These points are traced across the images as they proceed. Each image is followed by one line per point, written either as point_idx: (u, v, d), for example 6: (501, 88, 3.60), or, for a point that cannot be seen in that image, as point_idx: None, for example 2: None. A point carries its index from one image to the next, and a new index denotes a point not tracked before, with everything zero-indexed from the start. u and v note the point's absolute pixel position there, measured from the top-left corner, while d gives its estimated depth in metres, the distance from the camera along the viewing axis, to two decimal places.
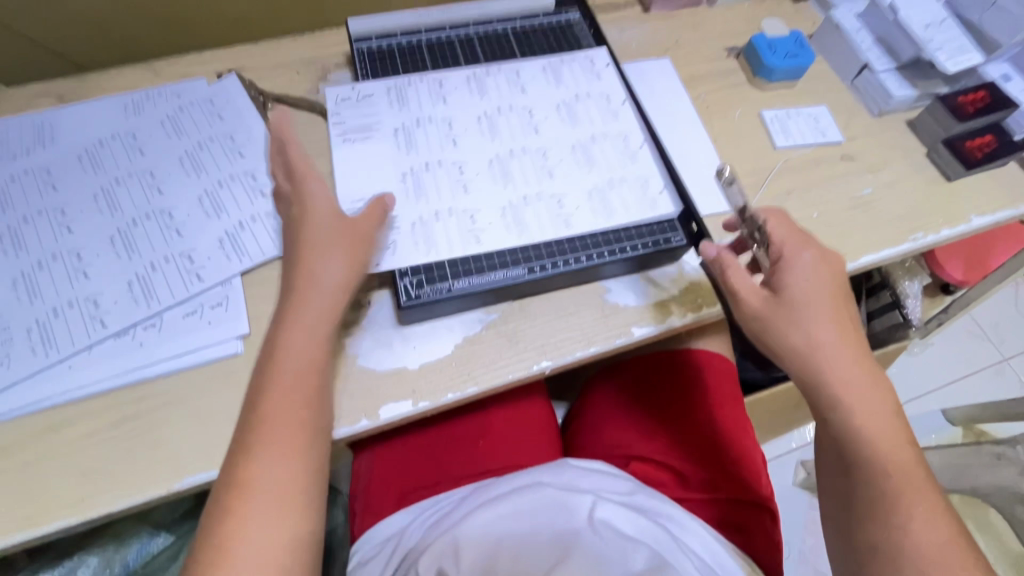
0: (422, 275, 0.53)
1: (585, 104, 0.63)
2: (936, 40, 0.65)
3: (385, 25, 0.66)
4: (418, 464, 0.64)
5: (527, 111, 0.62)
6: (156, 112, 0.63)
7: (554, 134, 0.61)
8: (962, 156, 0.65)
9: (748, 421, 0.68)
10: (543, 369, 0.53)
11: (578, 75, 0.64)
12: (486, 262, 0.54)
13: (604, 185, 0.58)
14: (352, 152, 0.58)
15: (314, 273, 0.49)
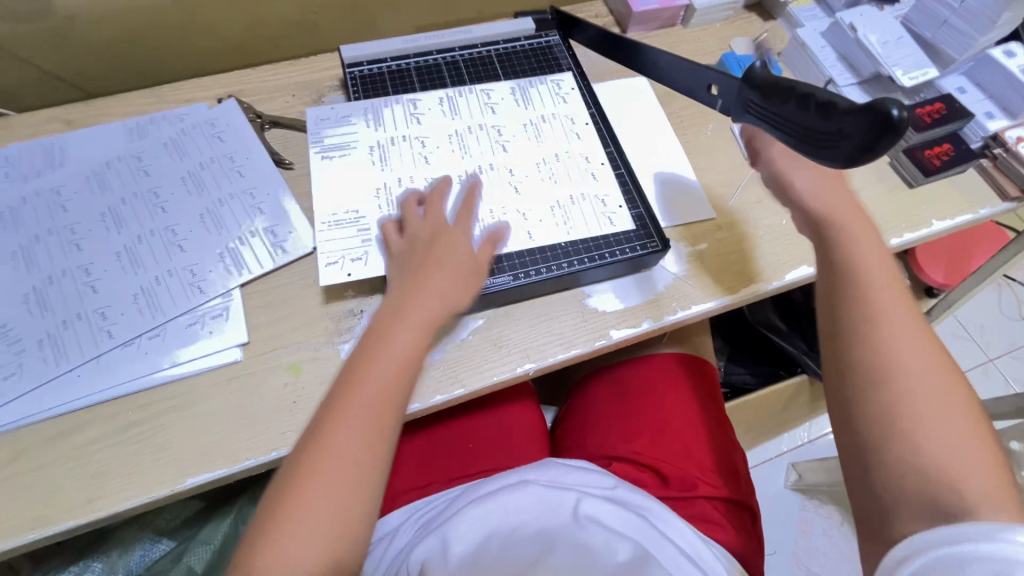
0: None
1: (550, 124, 0.67)
2: (893, 56, 0.70)
3: (375, 52, 0.70)
4: (412, 466, 0.67)
5: (502, 130, 0.66)
6: (160, 135, 0.67)
7: (520, 152, 0.65)
8: (920, 165, 0.68)
9: (728, 424, 0.70)
10: (527, 371, 0.56)
11: (544, 97, 0.69)
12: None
13: (577, 199, 0.62)
14: (330, 169, 0.62)
15: (430, 285, 0.53)
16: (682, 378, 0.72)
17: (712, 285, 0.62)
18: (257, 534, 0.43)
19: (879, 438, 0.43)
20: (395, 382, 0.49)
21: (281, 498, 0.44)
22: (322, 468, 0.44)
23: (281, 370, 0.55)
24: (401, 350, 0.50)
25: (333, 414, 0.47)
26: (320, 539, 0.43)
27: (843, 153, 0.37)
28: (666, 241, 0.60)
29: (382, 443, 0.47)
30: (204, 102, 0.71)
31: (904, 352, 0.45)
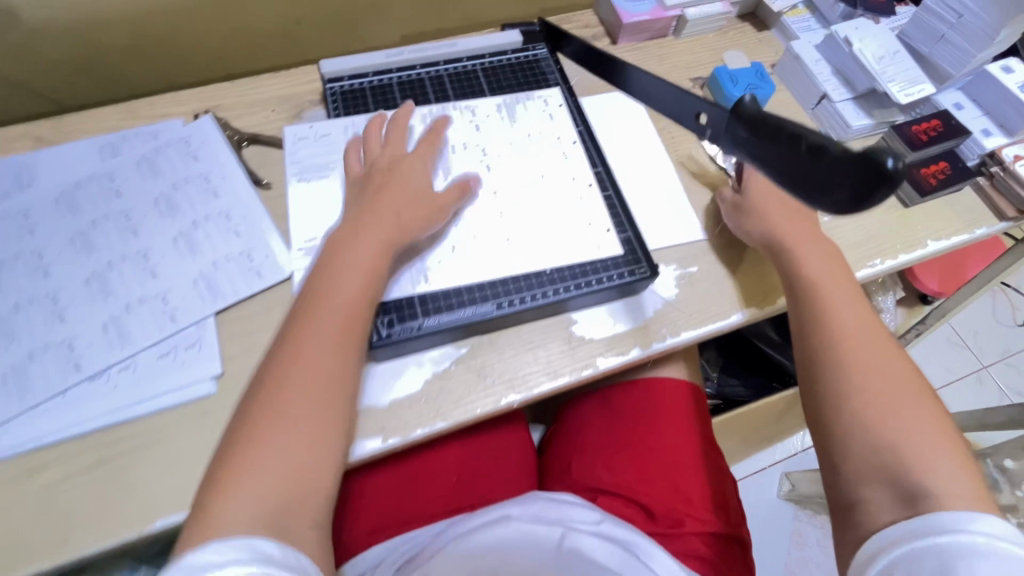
0: (393, 314, 0.54)
1: (538, 143, 0.65)
2: (888, 72, 0.68)
3: (356, 66, 0.68)
4: (397, 500, 0.65)
5: (484, 151, 0.64)
6: (133, 154, 0.65)
7: (508, 172, 0.63)
8: (916, 183, 0.67)
9: (716, 453, 0.70)
10: (510, 403, 0.55)
11: (532, 115, 0.67)
12: (455, 299, 0.56)
13: (562, 224, 0.60)
14: (305, 189, 0.63)
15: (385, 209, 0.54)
16: (671, 407, 0.70)
17: (702, 311, 0.61)
18: (224, 457, 0.44)
19: (839, 427, 0.52)
20: (354, 310, 0.50)
21: (244, 421, 0.45)
22: (285, 384, 0.46)
23: None
24: (359, 274, 0.51)
25: (293, 335, 0.48)
26: (285, 448, 0.44)
27: (839, 197, 0.37)
28: (654, 266, 0.59)
29: (334, 366, 0.47)
30: (179, 117, 0.68)
31: (857, 354, 0.54)
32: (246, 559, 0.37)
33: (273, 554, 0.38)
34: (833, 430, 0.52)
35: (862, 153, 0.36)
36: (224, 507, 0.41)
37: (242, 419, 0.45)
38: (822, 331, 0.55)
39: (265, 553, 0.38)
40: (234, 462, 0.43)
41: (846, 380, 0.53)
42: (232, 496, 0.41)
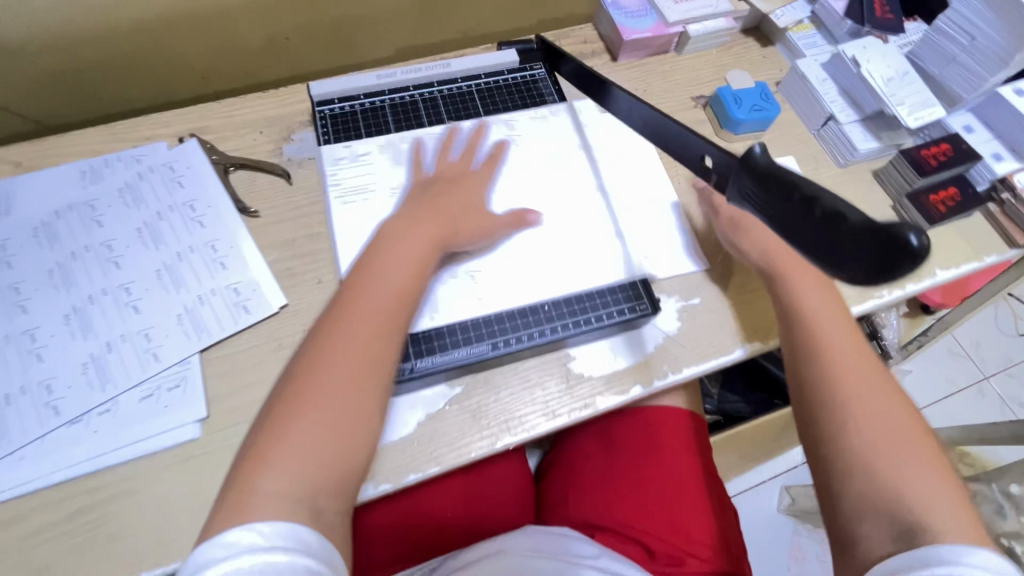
0: (423, 343, 0.54)
1: (577, 164, 0.66)
2: (897, 95, 0.65)
3: (347, 87, 0.68)
4: (430, 526, 0.64)
5: (530, 164, 0.66)
6: (115, 180, 0.62)
7: (548, 195, 0.64)
8: (925, 211, 0.66)
9: (718, 482, 0.69)
10: (506, 446, 0.53)
11: (563, 134, 0.68)
12: (450, 339, 0.54)
13: (570, 253, 0.61)
14: (348, 212, 0.62)
15: (444, 208, 0.56)
16: (671, 437, 0.68)
17: (705, 346, 0.59)
18: (257, 437, 0.45)
19: (836, 459, 0.49)
20: (393, 299, 0.50)
21: (277, 402, 0.46)
22: (321, 369, 0.46)
23: None
24: (399, 265, 0.52)
25: (332, 321, 0.49)
26: (315, 434, 0.44)
27: (845, 274, 0.31)
28: (655, 303, 0.58)
29: (380, 352, 0.48)
30: (163, 140, 0.66)
31: (857, 383, 0.51)
32: (286, 546, 0.39)
33: (311, 543, 0.41)
34: (830, 460, 0.49)
35: (880, 226, 0.29)
36: (252, 489, 0.42)
37: (275, 402, 0.46)
38: (820, 356, 0.52)
39: (304, 541, 0.40)
40: (265, 442, 0.44)
41: (845, 410, 0.50)
42: (258, 480, 0.42)
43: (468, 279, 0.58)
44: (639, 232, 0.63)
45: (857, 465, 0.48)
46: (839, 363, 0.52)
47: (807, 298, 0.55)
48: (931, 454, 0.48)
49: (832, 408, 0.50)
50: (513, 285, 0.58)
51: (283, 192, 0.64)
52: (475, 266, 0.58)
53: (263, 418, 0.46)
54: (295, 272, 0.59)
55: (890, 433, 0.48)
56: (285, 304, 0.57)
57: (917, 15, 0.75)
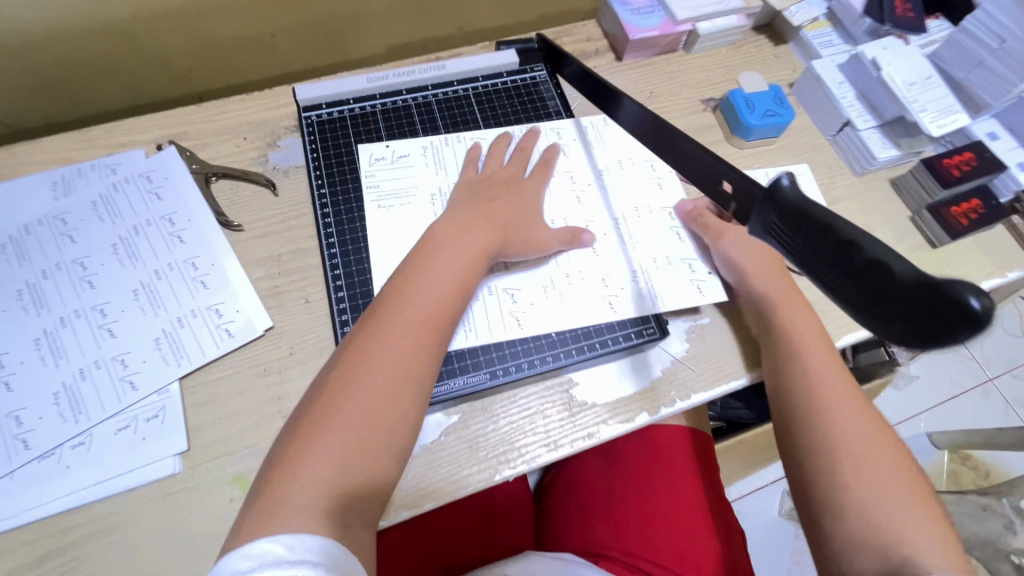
0: (460, 362, 0.53)
1: (615, 175, 0.65)
2: (920, 100, 0.62)
3: (335, 92, 0.65)
4: (450, 546, 0.64)
5: (577, 178, 0.64)
6: (89, 191, 0.58)
7: (592, 206, 0.62)
8: (946, 224, 0.62)
9: (726, 505, 0.67)
10: (506, 478, 0.50)
11: (596, 144, 0.66)
12: (446, 369, 0.52)
13: (584, 274, 0.58)
14: (386, 218, 0.59)
15: (492, 214, 0.56)
16: (675, 457, 0.67)
17: (714, 370, 0.56)
18: (288, 443, 0.43)
19: (824, 500, 0.47)
20: (439, 307, 0.49)
21: (313, 404, 0.44)
22: (360, 374, 0.45)
23: (224, 484, 0.48)
24: (446, 272, 0.51)
25: (372, 324, 0.48)
26: (353, 438, 0.43)
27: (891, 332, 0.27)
28: (663, 327, 0.56)
29: (424, 358, 0.47)
30: (140, 147, 0.62)
31: (843, 422, 0.49)
32: (308, 560, 0.37)
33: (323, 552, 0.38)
34: (819, 500, 0.48)
35: (935, 284, 0.25)
36: (283, 497, 0.40)
37: (307, 408, 0.45)
38: (802, 396, 0.51)
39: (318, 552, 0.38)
40: (298, 446, 0.42)
41: (831, 450, 0.48)
42: (289, 487, 0.40)
43: (510, 295, 0.56)
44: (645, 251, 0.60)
45: (849, 506, 0.46)
46: (822, 400, 0.50)
47: (792, 325, 0.55)
48: (917, 492, 0.47)
49: (816, 445, 0.49)
50: (563, 301, 0.56)
51: (268, 204, 0.60)
52: (516, 282, 0.56)
53: (294, 422, 0.44)
54: (281, 292, 0.56)
55: (876, 470, 0.47)
56: (271, 326, 0.54)
57: (940, 13, 0.71)
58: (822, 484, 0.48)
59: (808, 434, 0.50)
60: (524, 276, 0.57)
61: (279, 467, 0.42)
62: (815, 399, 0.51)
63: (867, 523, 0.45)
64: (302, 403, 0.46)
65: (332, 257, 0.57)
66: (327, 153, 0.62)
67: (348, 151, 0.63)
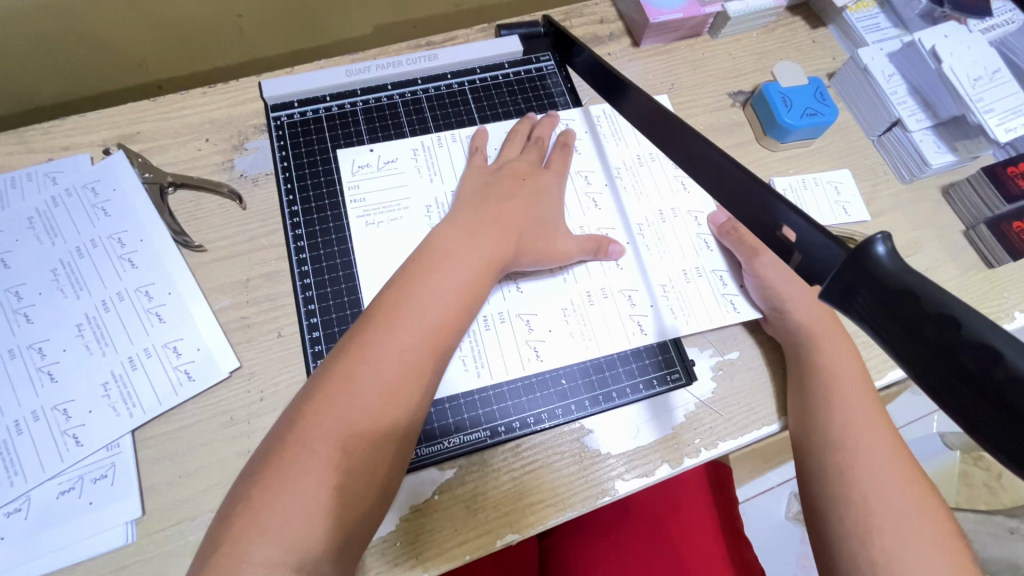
0: (464, 405, 0.46)
1: (638, 174, 0.57)
2: (986, 98, 0.53)
3: (309, 87, 0.56)
4: None
5: (591, 180, 0.56)
6: (24, 205, 0.50)
7: (612, 214, 0.54)
8: (1007, 244, 0.54)
9: (750, 557, 0.60)
10: (509, 542, 0.44)
11: (613, 140, 0.58)
12: (438, 427, 0.46)
13: (601, 299, 0.51)
14: (375, 237, 0.52)
15: (502, 222, 0.48)
16: (692, 499, 0.62)
17: (746, 412, 0.49)
18: (252, 485, 0.36)
19: (850, 561, 0.40)
20: (438, 327, 0.43)
21: (286, 438, 0.38)
22: (344, 406, 0.38)
23: (184, 555, 0.42)
24: (446, 287, 0.44)
25: (358, 347, 0.41)
26: (334, 483, 0.36)
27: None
28: (689, 370, 0.50)
29: (419, 389, 0.41)
30: (85, 152, 0.54)
31: (877, 474, 0.42)
32: None
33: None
34: (843, 559, 0.40)
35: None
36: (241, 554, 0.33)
37: (276, 443, 0.38)
38: (832, 441, 0.44)
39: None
40: (266, 491, 0.36)
41: (865, 504, 0.41)
42: (254, 541, 0.34)
43: (524, 322, 0.49)
44: (668, 270, 0.53)
45: (881, 568, 0.38)
46: (854, 447, 0.43)
47: (832, 363, 0.47)
48: (963, 562, 0.39)
49: (845, 497, 0.42)
50: (579, 328, 0.50)
51: (233, 219, 0.52)
52: (528, 307, 0.50)
53: (257, 463, 0.38)
54: (250, 324, 0.48)
55: (918, 532, 0.39)
56: (237, 367, 0.47)
57: None
58: (850, 541, 0.40)
59: (836, 485, 0.42)
60: (534, 293, 0.50)
61: (238, 516, 0.35)
62: (848, 446, 0.43)
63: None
64: (268, 439, 0.39)
65: (307, 285, 0.50)
66: (300, 162, 0.54)
67: (324, 159, 0.54)
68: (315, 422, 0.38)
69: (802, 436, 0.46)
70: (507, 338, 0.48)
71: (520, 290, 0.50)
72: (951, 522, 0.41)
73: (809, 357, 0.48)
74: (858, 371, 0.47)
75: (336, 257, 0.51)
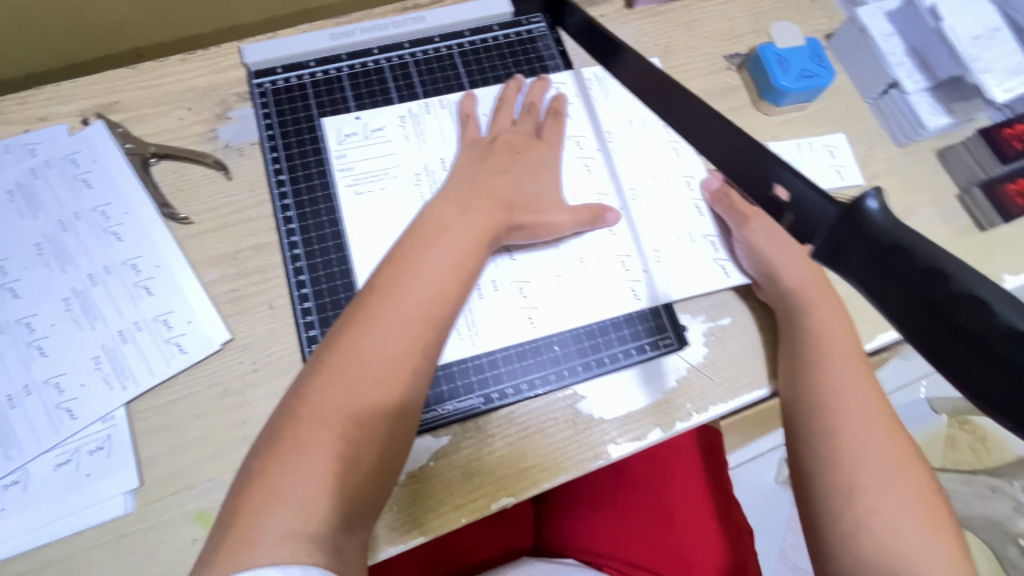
0: (457, 373, 0.47)
1: (631, 137, 0.56)
2: (984, 58, 0.52)
3: (292, 53, 0.55)
4: (443, 553, 0.59)
5: (583, 145, 0.55)
6: (4, 177, 0.49)
7: (605, 179, 0.54)
8: (1000, 205, 0.55)
9: (737, 513, 0.63)
10: (504, 506, 0.45)
11: (605, 103, 0.56)
12: (432, 394, 0.46)
13: (594, 266, 0.51)
14: (363, 206, 0.51)
15: (495, 191, 0.48)
16: (684, 461, 0.63)
17: (736, 375, 0.50)
18: (257, 457, 0.37)
19: (833, 518, 0.41)
20: (438, 299, 0.42)
21: (296, 412, 0.38)
22: (350, 379, 0.39)
23: (184, 522, 0.42)
24: (442, 259, 0.44)
25: (356, 320, 0.41)
26: (332, 449, 0.37)
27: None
28: (679, 335, 0.50)
29: (416, 360, 0.41)
30: (62, 122, 0.52)
31: (863, 434, 0.43)
32: None
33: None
34: (826, 516, 0.41)
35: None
36: (260, 526, 0.34)
37: (284, 417, 0.38)
38: (821, 403, 0.44)
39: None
40: (276, 464, 0.36)
41: (850, 461, 0.42)
42: (257, 506, 0.35)
43: (517, 290, 0.49)
44: (660, 234, 0.53)
45: (863, 524, 0.40)
46: (842, 407, 0.44)
47: (822, 326, 0.47)
48: (939, 518, 0.40)
49: (831, 455, 0.42)
50: (572, 293, 0.50)
51: (218, 190, 0.51)
52: (521, 274, 0.50)
53: (267, 435, 0.38)
54: (240, 297, 0.48)
55: (897, 486, 0.41)
56: (229, 339, 0.47)
57: None
58: (834, 499, 0.41)
59: (823, 444, 0.43)
60: (527, 262, 0.50)
61: (243, 483, 0.36)
62: (836, 407, 0.44)
63: (881, 544, 0.39)
64: (276, 412, 0.39)
65: (295, 256, 0.49)
66: (285, 130, 0.53)
67: (309, 127, 0.53)
68: (315, 394, 0.38)
69: (790, 397, 0.46)
70: (500, 306, 0.48)
71: (513, 258, 0.50)
72: (931, 480, 0.42)
73: (802, 320, 0.48)
74: (849, 335, 0.47)
75: (326, 227, 0.50)
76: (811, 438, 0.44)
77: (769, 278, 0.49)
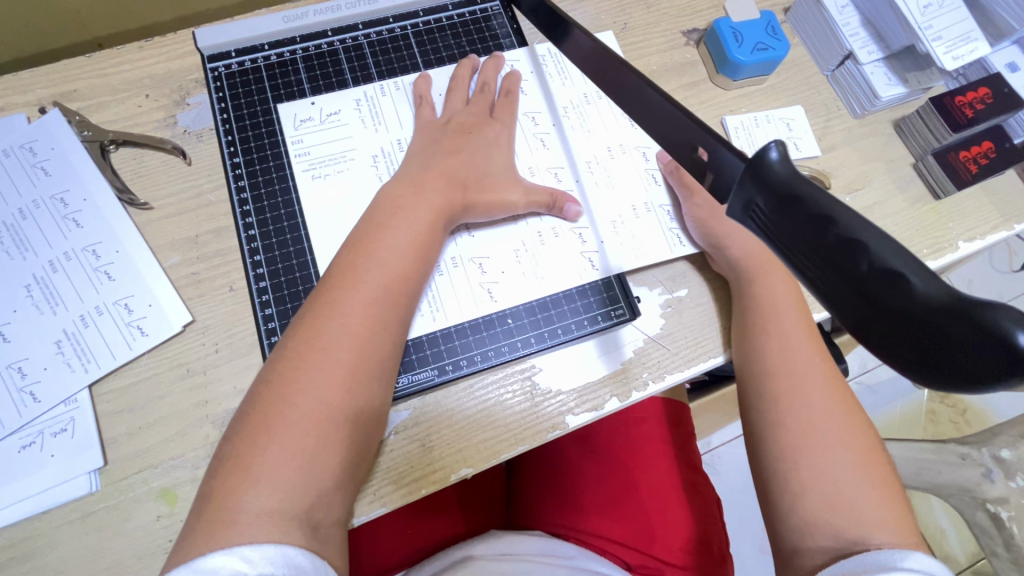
0: (415, 349, 0.47)
1: (586, 112, 0.56)
2: (936, 25, 0.53)
3: (246, 38, 0.55)
4: (420, 528, 0.60)
5: (538, 120, 0.55)
6: None
7: (560, 153, 0.54)
8: (953, 172, 0.55)
9: (703, 482, 0.64)
10: (463, 476, 0.46)
11: (559, 78, 0.57)
12: None
13: (551, 242, 0.51)
14: (321, 188, 0.51)
15: (452, 170, 0.48)
16: (652, 434, 0.64)
17: (692, 347, 0.50)
18: (226, 439, 0.38)
19: (781, 479, 0.42)
20: (399, 277, 0.43)
21: (259, 393, 0.38)
22: (317, 361, 0.39)
23: (150, 499, 0.43)
24: (400, 238, 0.44)
25: (319, 303, 0.41)
26: (295, 427, 0.37)
27: (900, 360, 0.21)
28: (633, 306, 0.50)
29: (376, 338, 0.41)
30: (20, 112, 0.52)
31: (810, 398, 0.44)
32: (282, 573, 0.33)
33: (304, 569, 0.34)
34: (777, 478, 0.42)
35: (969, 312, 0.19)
36: (233, 506, 0.34)
37: (252, 400, 0.38)
38: (771, 370, 0.45)
39: (296, 567, 0.34)
40: (241, 443, 0.37)
41: (800, 424, 0.43)
42: (221, 483, 0.35)
43: (475, 265, 0.50)
44: (616, 206, 0.53)
45: (810, 484, 0.41)
46: (791, 373, 0.45)
47: (772, 294, 0.48)
48: (884, 474, 0.42)
49: (781, 420, 0.43)
50: (531, 266, 0.51)
51: (177, 175, 0.51)
52: (478, 250, 0.50)
53: (238, 417, 0.38)
54: (201, 280, 0.49)
55: (843, 445, 0.42)
56: (190, 321, 0.47)
57: None
58: (783, 462, 0.42)
59: (774, 410, 0.44)
60: (485, 239, 0.51)
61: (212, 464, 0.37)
62: (786, 373, 0.45)
63: (827, 503, 0.40)
64: (246, 396, 0.40)
65: (251, 240, 0.50)
66: (240, 114, 0.53)
67: (264, 111, 0.53)
68: (281, 375, 0.39)
69: (743, 365, 0.47)
70: (459, 282, 0.49)
71: (471, 237, 0.51)
72: (876, 438, 0.43)
73: (754, 289, 0.48)
74: (798, 303, 0.48)
75: (281, 210, 0.51)
76: (765, 405, 0.45)
77: (720, 251, 0.50)
